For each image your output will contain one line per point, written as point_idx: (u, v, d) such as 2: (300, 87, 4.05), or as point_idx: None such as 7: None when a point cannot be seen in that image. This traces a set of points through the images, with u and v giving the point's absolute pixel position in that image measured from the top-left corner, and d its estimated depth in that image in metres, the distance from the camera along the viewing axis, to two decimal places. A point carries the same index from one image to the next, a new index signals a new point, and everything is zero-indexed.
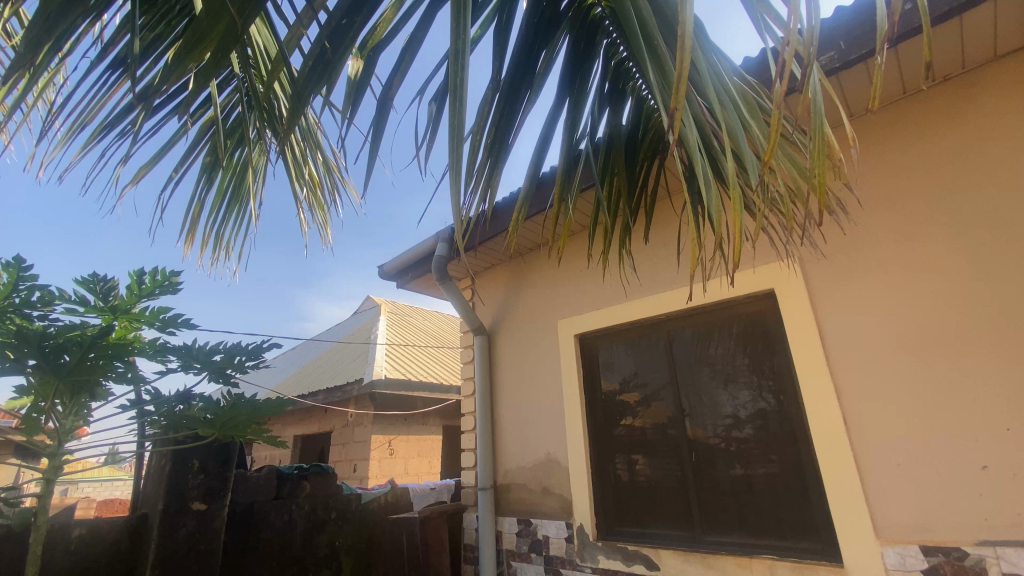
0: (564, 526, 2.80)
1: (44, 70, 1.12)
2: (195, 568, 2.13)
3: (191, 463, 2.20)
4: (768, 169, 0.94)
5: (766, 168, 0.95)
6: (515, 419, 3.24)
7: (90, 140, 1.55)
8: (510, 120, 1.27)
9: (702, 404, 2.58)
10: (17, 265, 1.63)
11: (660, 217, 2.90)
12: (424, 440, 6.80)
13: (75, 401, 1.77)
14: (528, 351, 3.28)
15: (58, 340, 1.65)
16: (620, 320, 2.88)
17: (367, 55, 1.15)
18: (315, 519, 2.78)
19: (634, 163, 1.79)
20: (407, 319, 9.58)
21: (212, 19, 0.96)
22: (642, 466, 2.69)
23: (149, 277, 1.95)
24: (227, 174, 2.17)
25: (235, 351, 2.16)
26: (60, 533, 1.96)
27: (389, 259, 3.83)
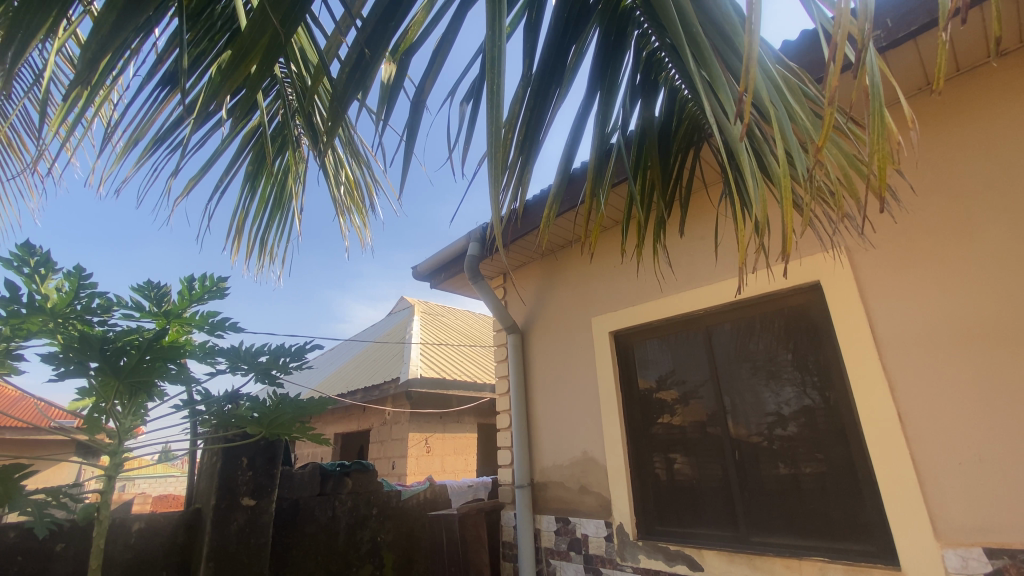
0: (603, 525, 2.78)
1: (100, 88, 1.18)
2: (246, 561, 2.22)
3: (240, 460, 2.29)
4: (821, 156, 0.89)
5: (820, 156, 0.90)
6: (551, 417, 3.23)
7: (144, 154, 1.63)
8: (542, 116, 1.27)
9: (744, 401, 2.50)
10: (78, 273, 1.73)
11: (696, 210, 2.83)
12: (460, 438, 6.85)
13: (133, 401, 1.87)
14: (562, 349, 3.27)
15: (117, 344, 1.75)
16: (656, 315, 2.83)
17: (400, 59, 1.16)
18: (357, 515, 2.87)
19: (668, 156, 1.75)
20: (440, 319, 9.69)
21: (257, 31, 0.99)
22: (682, 465, 2.64)
23: (198, 283, 2.04)
24: (269, 181, 2.25)
25: (279, 352, 2.24)
26: (121, 526, 2.08)
27: (422, 259, 3.89)
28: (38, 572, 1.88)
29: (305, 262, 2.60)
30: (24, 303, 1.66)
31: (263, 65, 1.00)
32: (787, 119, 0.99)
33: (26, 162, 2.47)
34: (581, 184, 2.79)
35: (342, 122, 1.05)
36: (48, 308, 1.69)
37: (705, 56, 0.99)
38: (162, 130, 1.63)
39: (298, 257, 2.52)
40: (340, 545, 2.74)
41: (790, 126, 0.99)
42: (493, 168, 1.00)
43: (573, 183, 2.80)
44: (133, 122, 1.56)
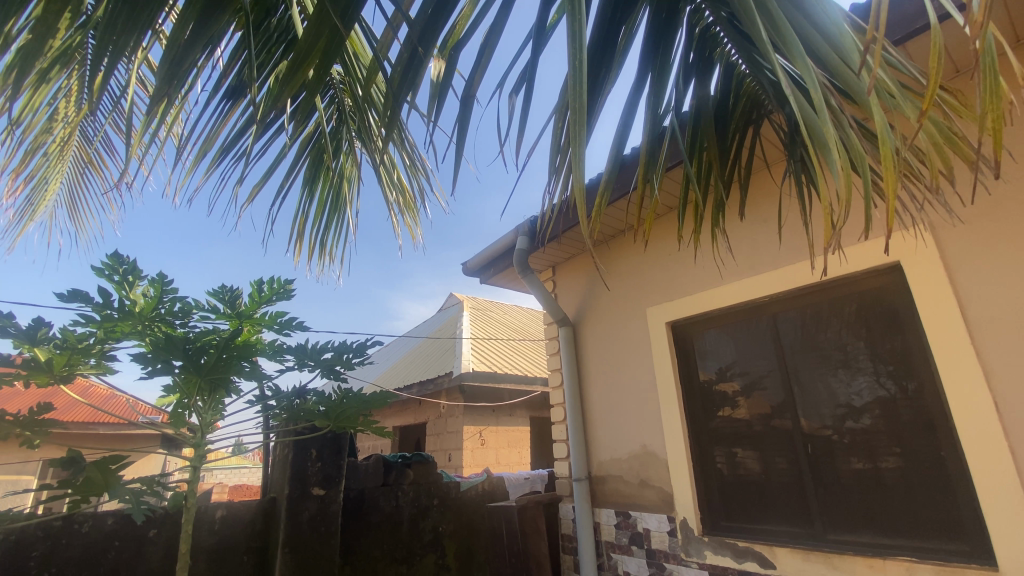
0: (666, 520, 2.71)
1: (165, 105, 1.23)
2: (318, 548, 2.35)
3: (309, 452, 2.42)
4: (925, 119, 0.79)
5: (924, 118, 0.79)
6: (606, 409, 3.18)
7: (212, 165, 1.73)
8: (592, 102, 1.24)
9: (815, 392, 2.36)
10: (161, 279, 1.87)
11: (756, 192, 2.69)
12: (513, 431, 6.91)
13: (212, 397, 2.00)
14: (615, 340, 3.22)
15: (198, 344, 1.87)
16: (716, 303, 2.72)
17: (448, 54, 1.16)
18: (419, 505, 2.94)
19: (725, 136, 1.68)
20: (488, 314, 9.79)
21: (315, 35, 1.02)
22: (747, 458, 2.54)
23: (267, 286, 2.16)
24: (326, 185, 2.33)
25: (342, 349, 2.33)
26: (206, 513, 2.23)
27: (471, 255, 3.92)
28: (135, 553, 2.07)
29: (362, 262, 2.69)
30: (117, 308, 1.81)
31: (320, 68, 1.02)
32: (881, 107, 0.88)
33: (109, 178, 2.67)
34: (633, 171, 2.72)
35: (398, 119, 1.07)
36: (136, 312, 1.83)
37: (785, 38, 0.91)
38: (226, 141, 1.72)
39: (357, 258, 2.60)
40: (404, 534, 2.82)
41: (886, 116, 0.88)
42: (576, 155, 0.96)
43: (625, 169, 2.74)
44: (202, 135, 1.66)
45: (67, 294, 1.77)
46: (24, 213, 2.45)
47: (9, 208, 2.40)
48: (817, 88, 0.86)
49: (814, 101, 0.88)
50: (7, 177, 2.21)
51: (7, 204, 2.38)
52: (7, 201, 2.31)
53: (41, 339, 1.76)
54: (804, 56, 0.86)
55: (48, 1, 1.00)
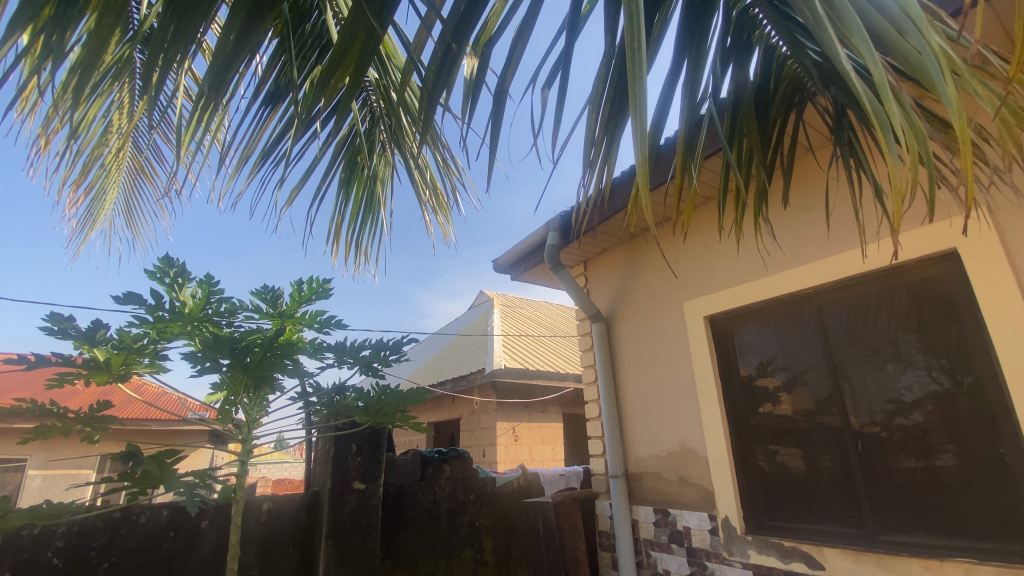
0: (706, 517, 2.66)
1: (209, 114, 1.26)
2: (360, 540, 2.41)
3: (350, 447, 2.49)
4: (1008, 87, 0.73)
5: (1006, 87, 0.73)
6: (642, 405, 3.14)
7: (253, 170, 1.79)
8: (626, 95, 1.22)
9: (865, 386, 2.26)
10: (208, 281, 1.94)
11: (799, 180, 2.60)
12: (546, 428, 6.89)
13: (257, 395, 2.08)
14: (651, 335, 3.17)
15: (245, 343, 1.94)
16: (756, 296, 2.64)
17: (481, 51, 1.15)
18: (456, 500, 2.97)
19: (766, 121, 1.63)
20: (519, 311, 9.79)
21: (351, 38, 1.02)
22: (791, 456, 2.45)
23: (307, 286, 2.22)
24: (360, 187, 2.38)
25: (380, 346, 2.38)
26: (254, 505, 2.32)
27: (502, 252, 3.92)
28: (189, 543, 2.17)
29: (397, 261, 2.73)
30: (168, 309, 1.89)
31: (357, 71, 1.03)
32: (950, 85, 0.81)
33: (159, 186, 2.80)
34: (670, 160, 2.66)
35: (433, 117, 1.08)
36: (185, 312, 1.91)
37: (842, 17, 0.87)
38: (266, 146, 1.77)
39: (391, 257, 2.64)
40: (442, 528, 2.86)
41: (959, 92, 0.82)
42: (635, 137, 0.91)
43: (661, 158, 2.68)
44: (243, 141, 1.72)
45: (122, 297, 1.86)
46: (85, 222, 2.59)
47: (71, 219, 2.54)
48: (879, 67, 0.82)
49: (875, 81, 0.83)
50: (69, 189, 2.34)
51: (70, 215, 2.52)
52: (69, 211, 2.45)
53: (100, 339, 1.85)
54: (864, 36, 0.82)
55: (103, 15, 1.05)
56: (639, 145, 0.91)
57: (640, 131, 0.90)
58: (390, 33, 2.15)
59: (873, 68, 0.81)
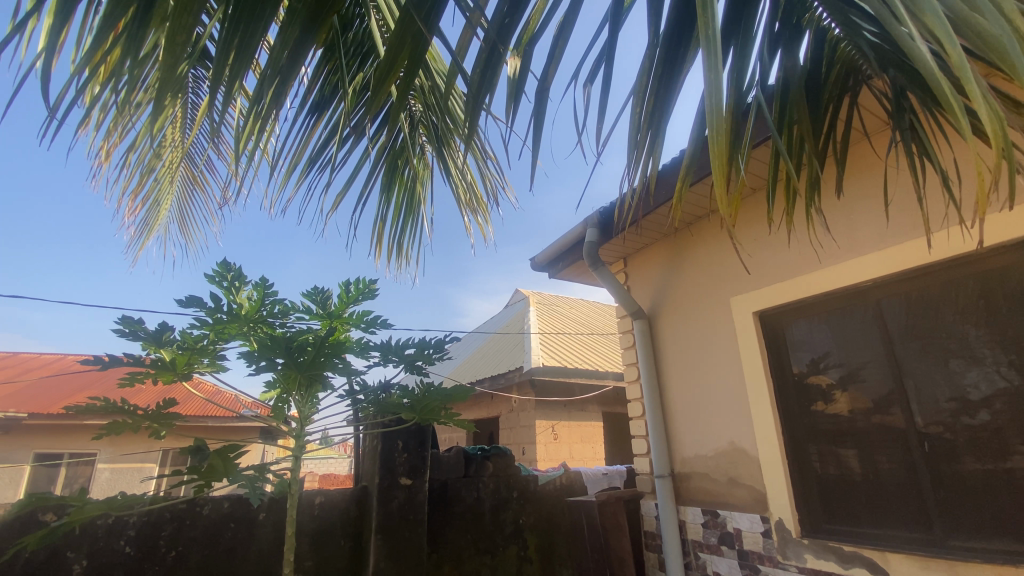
0: (759, 520, 2.57)
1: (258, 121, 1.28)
2: (408, 535, 2.46)
3: (396, 443, 2.55)
4: None
5: None
6: (688, 404, 3.07)
7: (301, 176, 1.85)
8: (670, 87, 1.17)
9: (931, 384, 2.13)
10: (263, 284, 2.03)
11: (854, 168, 2.48)
12: (586, 427, 6.83)
13: (308, 392, 2.15)
14: (696, 332, 3.09)
15: (298, 344, 2.02)
16: (808, 290, 2.53)
17: (523, 50, 1.14)
18: (500, 497, 2.99)
19: (818, 107, 1.55)
20: (557, 309, 9.76)
21: (400, 45, 1.03)
22: (848, 457, 2.35)
23: (354, 286, 2.29)
24: (402, 189, 2.42)
25: (423, 345, 2.42)
26: (307, 499, 2.42)
27: (539, 250, 3.92)
28: (248, 535, 2.27)
29: (437, 261, 2.76)
30: (226, 311, 1.99)
31: (406, 77, 1.02)
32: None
33: (210, 196, 2.93)
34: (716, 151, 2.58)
35: (477, 121, 1.08)
36: (242, 314, 2.01)
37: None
38: (313, 153, 1.82)
39: (432, 258, 2.67)
40: (486, 525, 2.89)
41: None
42: (709, 107, 0.92)
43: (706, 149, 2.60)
44: (291, 149, 1.78)
45: (185, 300, 1.97)
46: (143, 229, 2.75)
47: (131, 227, 2.71)
48: (957, 49, 0.77)
49: (952, 62, 0.78)
50: (127, 198, 2.49)
51: (129, 223, 2.68)
52: (129, 219, 2.61)
53: (166, 340, 1.98)
54: (939, 14, 0.78)
55: (176, 33, 1.03)
56: (713, 114, 0.91)
57: (714, 92, 0.91)
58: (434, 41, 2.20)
59: (952, 48, 0.76)
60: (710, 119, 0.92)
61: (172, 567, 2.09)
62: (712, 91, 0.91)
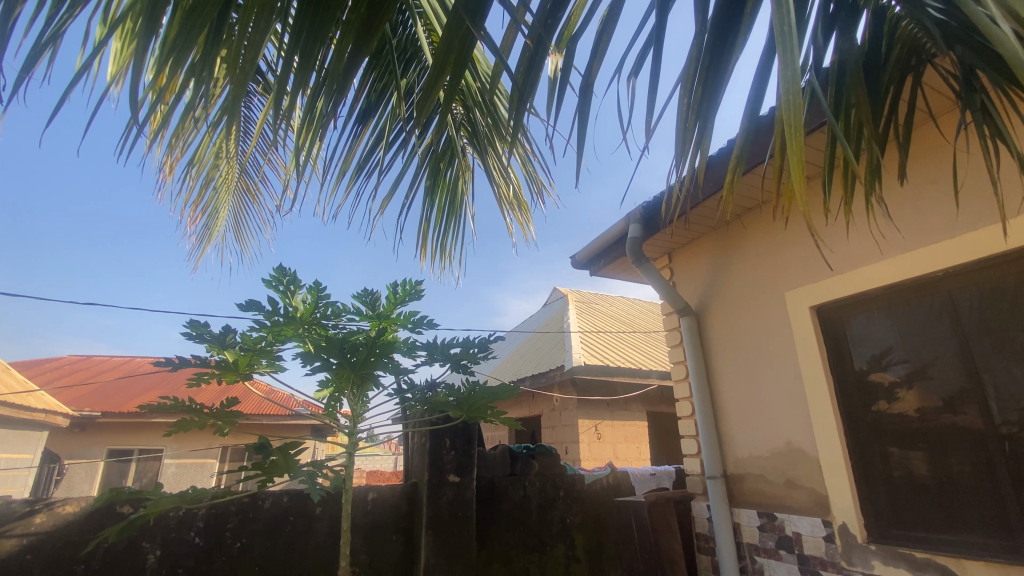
0: (820, 524, 2.46)
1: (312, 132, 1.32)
2: (458, 531, 2.50)
3: (444, 441, 2.60)
4: None
5: None
6: (741, 402, 2.97)
7: (350, 182, 1.90)
8: (719, 75, 1.12)
9: (1011, 381, 1.98)
10: (317, 287, 2.11)
11: (919, 153, 2.33)
12: (630, 426, 6.73)
13: (360, 391, 2.22)
14: (748, 328, 2.99)
15: (351, 344, 2.10)
16: (869, 283, 2.40)
17: (567, 47, 1.12)
18: (546, 496, 2.98)
19: (877, 90, 1.45)
20: (596, 307, 9.68)
21: (447, 48, 1.03)
22: (917, 457, 2.21)
23: (401, 287, 2.35)
24: (444, 192, 2.46)
25: (469, 344, 2.45)
26: (361, 495, 2.50)
27: (580, 248, 3.89)
28: (307, 528, 2.36)
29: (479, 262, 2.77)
30: (282, 314, 2.07)
31: (453, 79, 1.03)
32: None
33: (263, 206, 3.06)
34: (767, 139, 2.48)
35: (522, 121, 1.08)
36: (298, 317, 2.09)
37: None
38: (359, 159, 1.87)
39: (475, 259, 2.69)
40: (534, 524, 2.89)
41: None
42: (784, 95, 0.86)
43: (759, 138, 2.51)
44: (339, 156, 1.83)
45: (246, 304, 2.08)
46: (203, 237, 2.90)
47: (191, 235, 2.86)
48: None
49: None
50: (188, 208, 2.63)
51: (190, 231, 2.84)
52: (190, 227, 2.76)
53: (229, 342, 2.09)
54: None
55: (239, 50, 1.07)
56: (790, 97, 0.85)
57: (791, 76, 0.84)
58: (479, 45, 2.24)
59: None
60: (785, 104, 0.85)
61: (238, 557, 2.20)
62: (786, 78, 0.85)
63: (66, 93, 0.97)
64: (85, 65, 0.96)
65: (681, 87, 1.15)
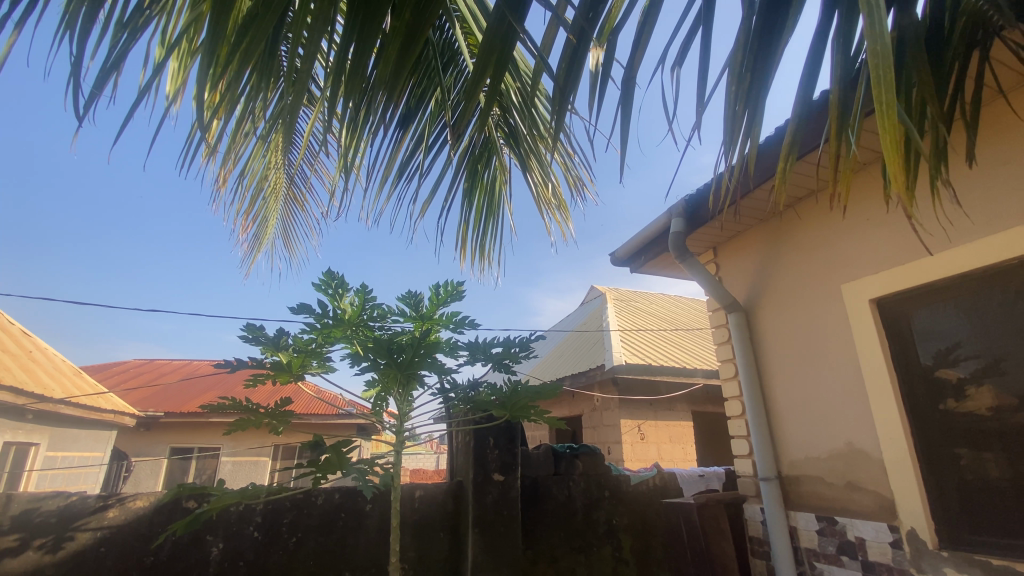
0: (885, 529, 2.33)
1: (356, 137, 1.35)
2: (504, 529, 2.52)
3: (488, 440, 2.61)
4: None
5: None
6: (796, 401, 2.85)
7: (392, 186, 1.94)
8: (768, 59, 1.07)
9: None
10: (363, 291, 2.17)
11: (988, 132, 2.17)
12: (674, 427, 6.57)
13: (406, 391, 2.27)
14: (802, 324, 2.87)
15: (397, 344, 2.15)
16: (934, 273, 2.25)
17: (607, 40, 1.10)
18: (591, 497, 2.95)
19: (941, 66, 1.35)
20: (636, 305, 9.52)
21: (488, 47, 1.03)
22: (993, 458, 2.06)
23: (443, 289, 2.38)
24: (483, 193, 2.47)
25: (510, 344, 2.46)
26: (408, 492, 2.55)
27: (619, 245, 3.83)
28: (358, 525, 2.43)
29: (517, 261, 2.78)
30: (332, 316, 2.14)
31: (495, 78, 1.02)
32: None
33: (309, 213, 3.17)
34: (822, 124, 2.37)
35: (565, 116, 1.06)
36: (346, 319, 2.16)
37: None
38: (400, 162, 1.90)
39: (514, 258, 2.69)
40: (579, 524, 2.87)
41: None
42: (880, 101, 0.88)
43: (813, 124, 2.39)
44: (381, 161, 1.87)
45: (297, 307, 2.16)
46: (254, 245, 3.03)
47: (244, 243, 3.00)
48: None
49: None
50: (240, 217, 2.76)
51: (243, 239, 2.97)
52: (242, 236, 2.89)
53: (282, 345, 2.17)
54: None
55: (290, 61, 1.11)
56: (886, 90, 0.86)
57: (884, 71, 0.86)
58: (518, 46, 2.25)
59: None
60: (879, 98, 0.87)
61: (294, 551, 2.29)
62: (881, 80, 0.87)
63: (131, 111, 1.02)
64: (147, 86, 1.01)
65: (728, 74, 1.10)
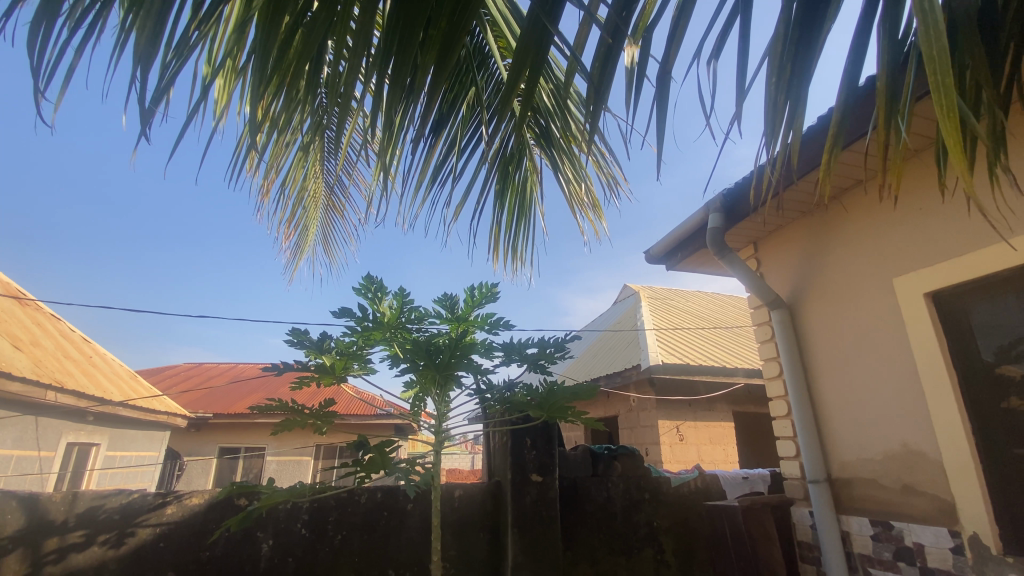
0: (945, 534, 2.21)
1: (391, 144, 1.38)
2: (543, 529, 2.52)
3: (525, 441, 2.61)
4: None
5: None
6: (845, 400, 2.74)
7: (426, 191, 1.97)
8: (810, 49, 1.04)
9: None
10: (401, 294, 2.22)
11: None
12: (715, 427, 6.41)
13: (443, 392, 2.30)
14: (850, 320, 2.75)
15: (434, 346, 2.18)
16: (994, 264, 2.12)
17: (642, 38, 1.09)
18: (631, 498, 2.91)
19: (998, 44, 1.27)
20: (672, 303, 9.33)
21: (521, 50, 1.03)
22: None
23: (478, 290, 2.41)
24: (515, 194, 2.48)
25: (545, 344, 2.46)
26: (447, 491, 2.59)
27: (654, 242, 3.77)
28: (400, 523, 2.48)
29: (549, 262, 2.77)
30: (372, 319, 2.19)
31: (528, 81, 1.02)
32: None
33: (347, 220, 3.26)
34: (868, 111, 2.26)
35: (598, 115, 1.05)
36: (385, 322, 2.21)
37: None
38: (434, 167, 1.93)
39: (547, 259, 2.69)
40: (619, 526, 2.84)
41: None
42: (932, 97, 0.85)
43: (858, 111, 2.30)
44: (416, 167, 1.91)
45: (339, 311, 2.23)
46: (296, 252, 3.14)
47: (287, 250, 3.11)
48: None
49: None
50: (283, 225, 2.86)
51: (286, 247, 3.09)
52: (285, 243, 3.00)
53: (325, 348, 2.25)
54: None
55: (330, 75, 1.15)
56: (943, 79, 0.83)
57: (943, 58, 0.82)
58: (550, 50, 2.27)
59: None
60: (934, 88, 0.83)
61: (340, 548, 2.37)
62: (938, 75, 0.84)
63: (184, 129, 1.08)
64: (197, 105, 1.06)
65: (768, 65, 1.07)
